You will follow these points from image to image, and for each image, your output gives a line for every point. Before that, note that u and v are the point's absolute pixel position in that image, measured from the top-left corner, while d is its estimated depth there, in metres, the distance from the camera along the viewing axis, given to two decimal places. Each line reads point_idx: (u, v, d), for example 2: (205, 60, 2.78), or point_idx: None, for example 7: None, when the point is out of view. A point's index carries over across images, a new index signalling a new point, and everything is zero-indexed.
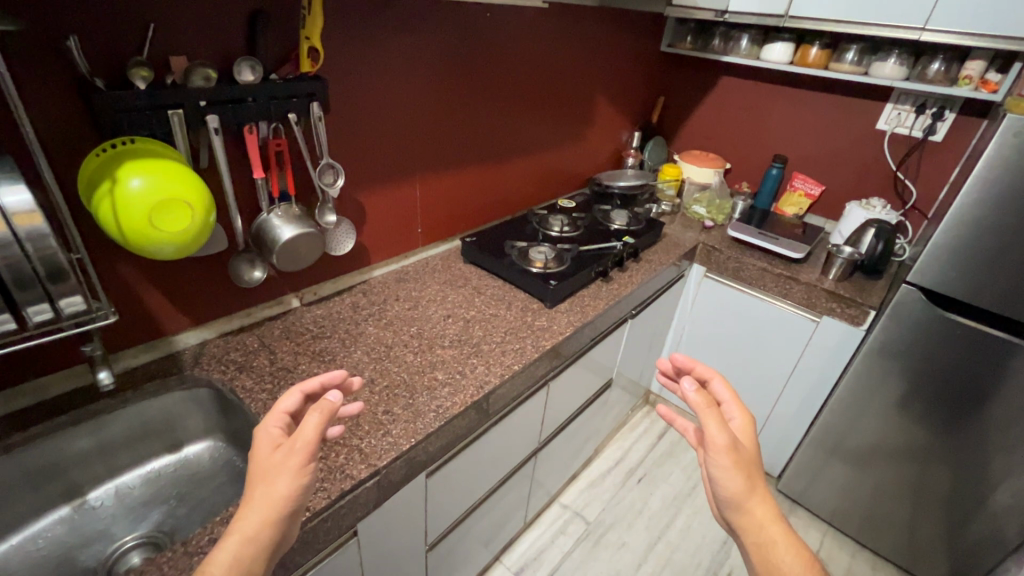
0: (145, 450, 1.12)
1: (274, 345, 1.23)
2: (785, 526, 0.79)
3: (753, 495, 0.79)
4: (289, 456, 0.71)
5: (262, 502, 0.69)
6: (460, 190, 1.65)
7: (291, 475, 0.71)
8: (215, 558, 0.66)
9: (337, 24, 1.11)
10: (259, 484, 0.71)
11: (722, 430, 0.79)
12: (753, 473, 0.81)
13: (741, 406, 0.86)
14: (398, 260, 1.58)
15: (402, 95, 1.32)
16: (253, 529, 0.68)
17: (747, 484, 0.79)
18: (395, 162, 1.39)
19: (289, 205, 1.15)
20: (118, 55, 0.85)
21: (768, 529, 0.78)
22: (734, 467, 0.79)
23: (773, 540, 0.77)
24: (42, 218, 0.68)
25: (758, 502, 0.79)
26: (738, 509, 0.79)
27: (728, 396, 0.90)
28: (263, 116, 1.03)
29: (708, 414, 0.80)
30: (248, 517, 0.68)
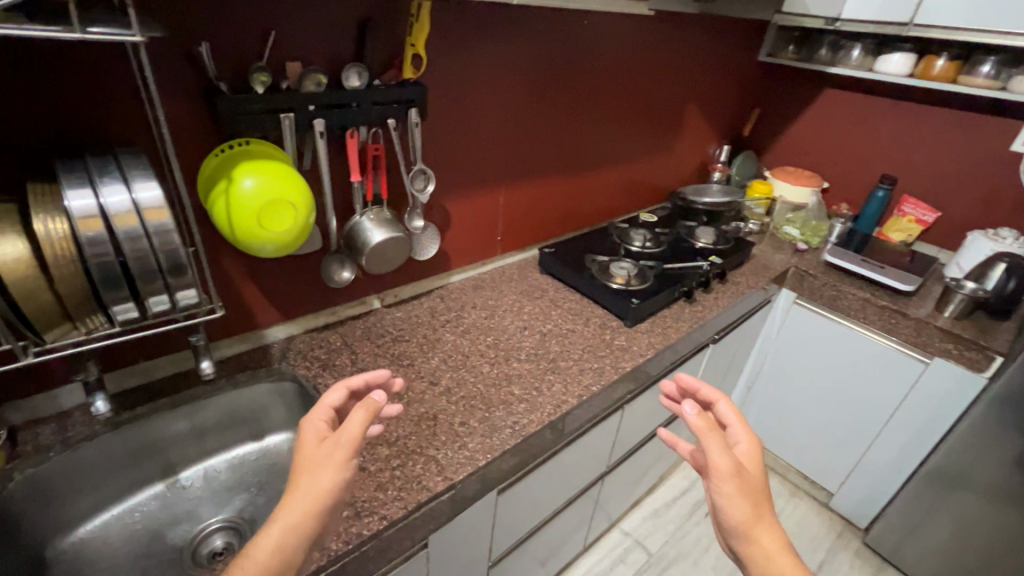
0: (232, 436, 1.17)
1: (355, 345, 1.25)
2: (798, 561, 0.69)
3: (762, 522, 0.71)
4: (335, 449, 0.72)
5: (308, 492, 0.69)
6: (542, 200, 1.62)
7: (335, 468, 0.71)
8: (261, 542, 0.66)
9: (441, 30, 1.11)
10: (305, 475, 0.71)
11: (726, 453, 0.72)
12: (761, 502, 0.72)
13: (749, 431, 0.79)
14: (476, 267, 1.57)
15: (495, 103, 1.31)
16: (297, 519, 0.68)
17: (756, 512, 0.71)
18: (482, 169, 1.38)
19: (381, 208, 1.16)
20: (242, 60, 0.89)
21: (777, 561, 0.68)
22: (740, 494, 0.71)
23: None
24: (168, 214, 0.71)
25: (767, 532, 0.70)
26: (745, 539, 0.71)
27: (735, 420, 0.83)
28: (365, 121, 1.04)
29: (709, 436, 0.73)
30: (291, 504, 0.69)
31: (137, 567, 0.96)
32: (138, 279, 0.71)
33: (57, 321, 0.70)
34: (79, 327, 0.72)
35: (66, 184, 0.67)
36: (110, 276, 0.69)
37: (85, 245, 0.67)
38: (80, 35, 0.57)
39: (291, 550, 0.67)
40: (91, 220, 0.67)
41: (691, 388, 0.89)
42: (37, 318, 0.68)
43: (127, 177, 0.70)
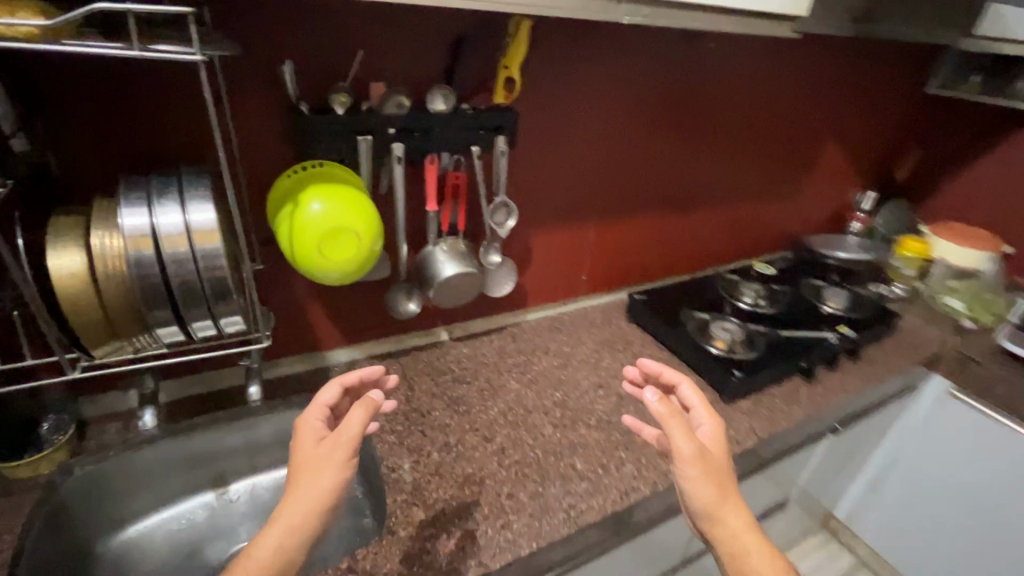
0: (283, 455, 1.13)
1: (414, 380, 1.17)
2: (757, 529, 0.74)
3: (726, 504, 0.73)
4: (334, 450, 0.73)
5: (308, 494, 0.70)
6: (638, 240, 1.44)
7: (334, 467, 0.71)
8: (263, 543, 0.67)
9: (540, 51, 1.01)
10: (306, 475, 0.71)
11: (690, 439, 0.73)
12: (724, 479, 0.75)
13: (712, 413, 0.81)
14: (555, 306, 1.43)
15: (594, 132, 1.17)
16: (298, 520, 0.68)
17: (721, 493, 0.74)
18: (572, 203, 1.25)
19: (456, 240, 1.07)
20: (324, 79, 0.85)
21: (743, 539, 0.72)
22: (704, 478, 0.73)
23: (748, 551, 0.72)
24: (219, 237, 0.67)
25: (732, 512, 0.73)
26: (712, 521, 0.74)
27: (697, 401, 0.84)
28: (446, 146, 0.96)
29: (673, 422, 0.73)
30: (292, 504, 0.69)
31: None
32: (184, 304, 0.68)
33: (105, 338, 0.68)
34: (126, 345, 0.70)
35: (123, 201, 0.65)
36: (157, 298, 0.66)
37: (135, 265, 0.64)
38: (139, 54, 0.53)
39: (292, 552, 0.68)
40: (141, 241, 0.64)
41: (654, 373, 0.89)
42: (85, 333, 0.66)
43: (183, 198, 0.67)
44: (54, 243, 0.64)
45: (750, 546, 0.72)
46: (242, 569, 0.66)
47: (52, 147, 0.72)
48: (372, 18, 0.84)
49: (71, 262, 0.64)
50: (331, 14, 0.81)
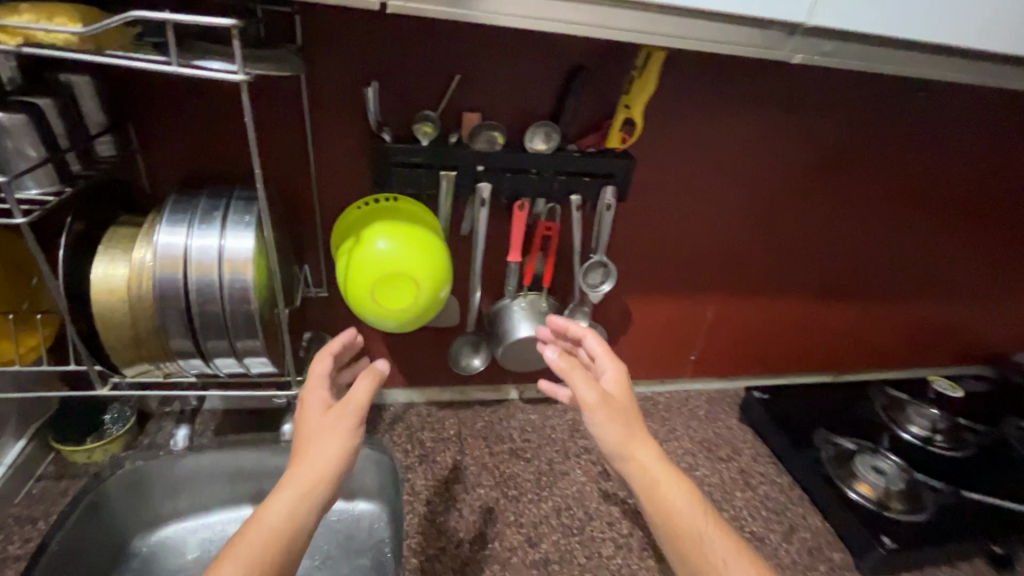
0: None
1: (467, 441, 1.03)
2: (670, 464, 0.68)
3: (634, 439, 0.68)
4: (340, 418, 0.66)
5: (315, 461, 0.62)
6: (769, 324, 1.17)
7: (346, 434, 0.65)
8: (267, 519, 0.58)
9: (678, 90, 0.81)
10: (312, 446, 0.63)
11: (591, 385, 0.68)
12: (633, 418, 0.70)
13: (612, 356, 0.74)
14: (650, 383, 1.21)
15: (732, 192, 0.95)
16: (308, 486, 0.60)
17: (627, 432, 0.68)
18: (690, 271, 1.03)
19: (538, 297, 0.92)
20: (415, 106, 0.76)
21: (654, 470, 0.66)
22: (608, 418, 0.68)
23: (659, 481, 0.66)
24: (251, 269, 0.60)
25: (641, 445, 0.68)
26: (623, 460, 0.67)
27: (598, 346, 0.76)
28: (542, 192, 0.82)
29: (573, 369, 0.69)
30: (299, 475, 0.61)
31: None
32: (208, 336, 0.62)
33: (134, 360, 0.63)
34: (155, 371, 0.66)
35: (166, 219, 0.61)
36: (180, 326, 0.61)
37: (162, 288, 0.59)
38: (176, 71, 0.46)
39: (302, 527, 0.59)
40: (171, 263, 0.59)
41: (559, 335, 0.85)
42: (115, 351, 0.62)
43: (224, 222, 0.61)
44: (103, 255, 0.62)
45: (667, 486, 0.66)
46: (247, 536, 0.56)
47: (146, 152, 0.72)
48: (478, 41, 0.73)
49: (111, 277, 0.61)
50: (433, 35, 0.71)
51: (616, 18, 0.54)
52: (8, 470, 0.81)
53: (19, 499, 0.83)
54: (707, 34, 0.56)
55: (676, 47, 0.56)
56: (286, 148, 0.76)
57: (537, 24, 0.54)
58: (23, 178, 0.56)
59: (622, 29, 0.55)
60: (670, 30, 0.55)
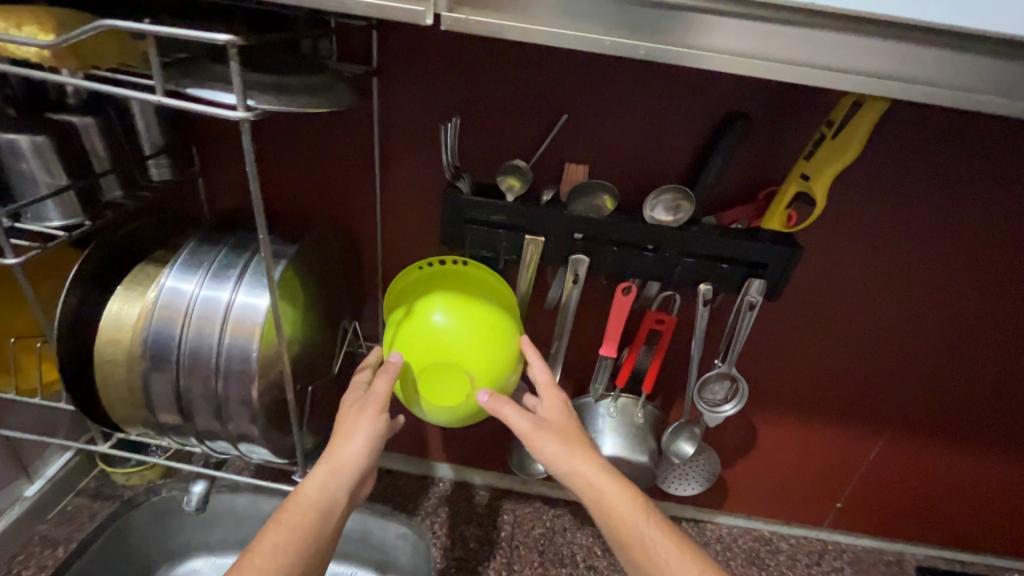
0: (355, 553, 0.88)
1: (519, 553, 0.84)
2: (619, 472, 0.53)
3: (575, 448, 0.53)
4: (359, 408, 0.53)
5: (334, 454, 0.51)
6: (961, 482, 0.83)
7: (375, 411, 0.52)
8: (301, 493, 0.50)
9: (889, 157, 0.55)
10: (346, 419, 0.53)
11: (522, 412, 0.53)
12: (576, 432, 0.55)
13: (553, 377, 0.57)
14: (770, 522, 0.91)
15: (946, 306, 0.65)
16: (337, 470, 0.51)
17: (568, 442, 0.53)
18: (854, 399, 0.74)
19: (634, 403, 0.70)
20: (506, 151, 0.59)
21: (598, 477, 0.52)
22: (547, 433, 0.53)
23: (603, 489, 0.52)
24: (258, 337, 0.47)
25: (583, 452, 0.53)
26: (566, 477, 0.52)
27: (540, 368, 0.59)
28: (658, 277, 0.60)
29: (503, 403, 0.54)
30: (332, 451, 0.51)
31: None
32: (199, 416, 0.50)
33: (130, 422, 0.53)
34: (154, 436, 0.55)
35: (176, 264, 0.49)
36: (168, 400, 0.49)
37: (153, 349, 0.48)
38: (157, 102, 0.34)
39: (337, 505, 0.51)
40: (169, 319, 0.48)
41: None
42: (111, 408, 0.52)
43: (240, 279, 0.49)
44: (118, 294, 0.52)
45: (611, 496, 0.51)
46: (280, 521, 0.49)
47: (205, 176, 0.64)
48: (600, 74, 0.54)
49: (119, 324, 0.51)
50: (541, 63, 0.54)
51: (829, 54, 0.37)
52: (45, 484, 0.78)
53: (53, 515, 0.80)
54: (966, 79, 0.37)
55: (925, 100, 0.37)
56: (351, 186, 0.63)
57: (709, 60, 0.37)
58: (42, 205, 0.48)
59: (834, 69, 0.37)
60: (909, 74, 0.37)
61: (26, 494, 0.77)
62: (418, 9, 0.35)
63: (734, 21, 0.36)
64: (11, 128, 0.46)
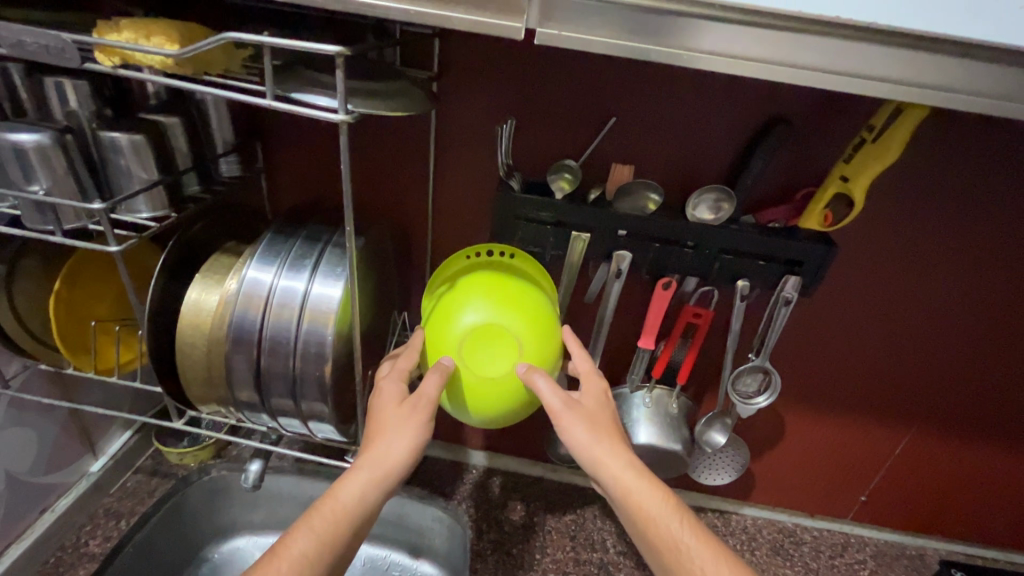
0: (390, 535, 0.92)
1: (551, 537, 0.88)
2: (648, 468, 0.54)
3: (604, 442, 0.53)
4: (405, 417, 0.53)
5: (375, 462, 0.51)
6: (984, 479, 0.84)
7: (427, 415, 0.53)
8: (337, 498, 0.50)
9: (925, 162, 0.58)
10: (387, 424, 0.53)
11: (556, 387, 0.54)
12: (607, 425, 0.55)
13: (593, 366, 0.58)
14: (793, 513, 0.93)
15: (977, 305, 0.67)
16: (378, 478, 0.51)
17: (596, 435, 0.54)
18: (883, 395, 0.77)
19: (669, 394, 0.73)
20: (555, 152, 0.63)
21: (626, 475, 0.52)
22: (578, 423, 0.53)
23: (631, 488, 0.52)
24: (332, 322, 0.51)
25: (612, 446, 0.53)
26: (593, 469, 0.53)
27: (581, 361, 0.60)
28: (698, 272, 0.64)
29: (537, 372, 0.55)
30: (371, 458, 0.51)
31: None
32: (274, 394, 0.54)
33: (205, 400, 0.58)
34: (226, 413, 0.60)
35: (257, 253, 0.54)
36: (247, 379, 0.54)
37: (235, 329, 0.52)
38: (269, 105, 0.39)
39: (369, 512, 0.51)
40: (250, 302, 0.52)
41: None
42: (188, 386, 0.57)
43: (315, 269, 0.53)
44: (197, 282, 0.56)
45: (640, 494, 0.52)
46: (316, 519, 0.50)
47: (268, 173, 0.68)
48: (647, 79, 0.57)
49: (198, 309, 0.55)
50: (592, 70, 0.57)
51: (888, 66, 0.39)
52: (108, 460, 0.84)
53: (115, 490, 0.85)
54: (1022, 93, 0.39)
55: (981, 111, 0.39)
56: (406, 184, 0.67)
57: (773, 71, 0.39)
58: (134, 199, 0.52)
59: (891, 80, 0.39)
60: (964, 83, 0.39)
61: (92, 469, 0.82)
62: (518, 26, 0.38)
63: (734, 27, 0.38)
64: (114, 127, 0.50)
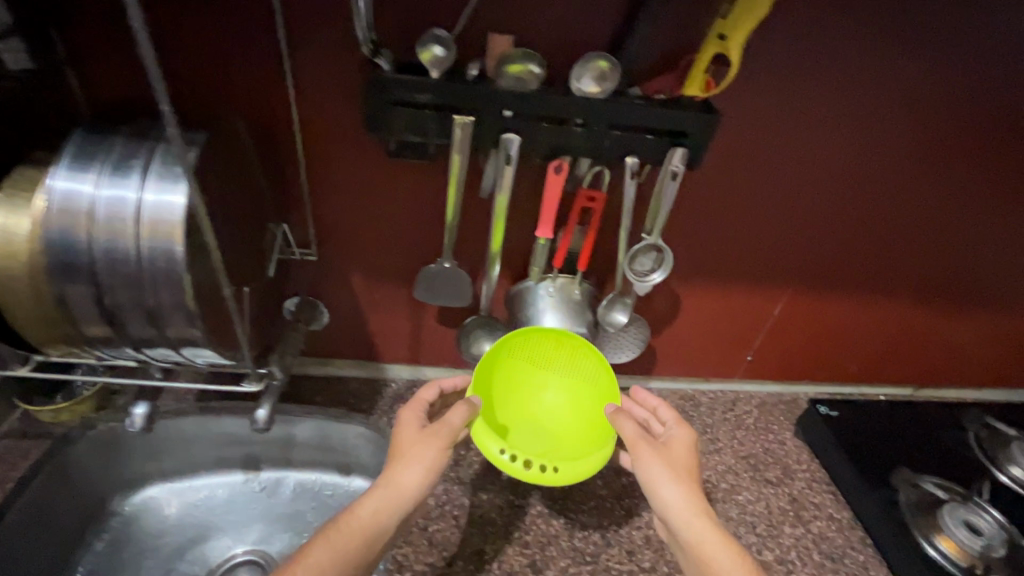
0: (321, 459, 0.98)
1: None
2: (714, 516, 0.60)
3: (684, 491, 0.61)
4: (428, 442, 0.62)
5: (394, 483, 0.59)
6: (850, 326, 0.96)
7: (443, 442, 0.62)
8: (356, 515, 0.57)
9: (791, 17, 0.58)
10: (410, 450, 0.62)
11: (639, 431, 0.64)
12: (687, 475, 0.63)
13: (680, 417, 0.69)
14: (692, 380, 1.03)
15: (839, 161, 0.72)
16: (394, 495, 0.59)
17: (677, 485, 0.61)
18: (763, 259, 0.83)
19: (572, 281, 0.75)
20: (421, 23, 0.56)
21: (695, 521, 0.59)
22: (662, 471, 0.62)
23: (701, 535, 0.59)
24: (179, 233, 0.44)
25: (688, 494, 0.61)
26: (667, 511, 0.61)
27: (667, 412, 0.73)
28: (589, 151, 0.62)
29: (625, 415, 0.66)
30: (388, 482, 0.60)
31: (168, 566, 0.88)
32: (133, 324, 0.48)
33: (50, 344, 0.50)
34: (83, 354, 0.53)
35: (67, 161, 0.44)
36: (91, 312, 0.47)
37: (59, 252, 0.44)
38: None
39: (386, 527, 0.59)
40: (71, 219, 0.44)
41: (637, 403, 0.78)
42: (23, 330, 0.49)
43: (146, 173, 0.45)
44: None
45: (710, 540, 0.59)
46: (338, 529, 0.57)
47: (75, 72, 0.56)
48: None
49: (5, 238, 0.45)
50: None
51: None
52: None
53: None
54: None
55: None
56: (257, 72, 0.58)
57: None
58: None
59: None
60: None
61: None
62: None
63: None
64: None
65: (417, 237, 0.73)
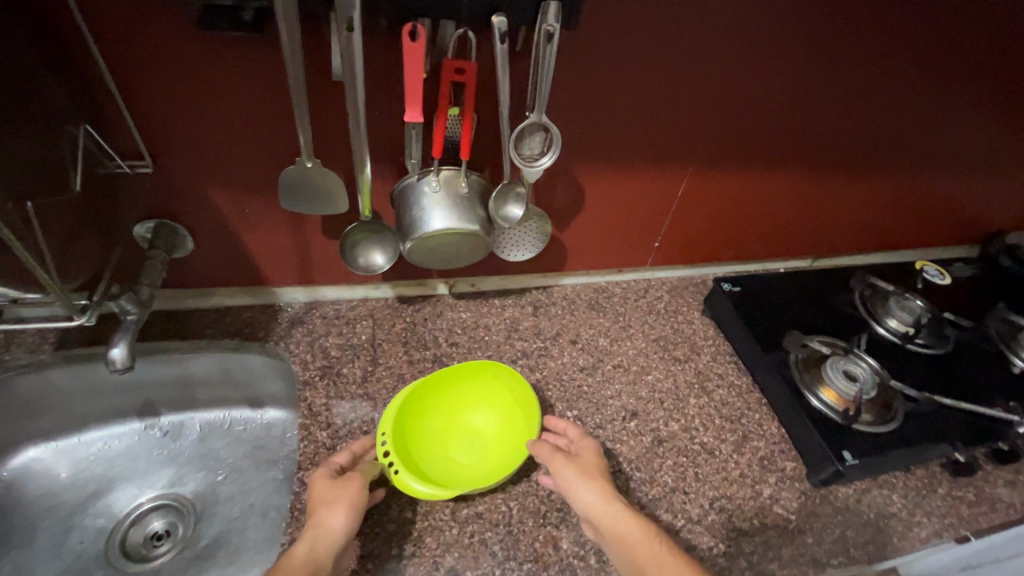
0: (227, 396, 0.90)
1: (382, 350, 0.86)
2: (628, 504, 0.66)
3: (599, 483, 0.68)
4: (347, 486, 0.64)
5: (319, 528, 0.60)
6: (751, 203, 0.96)
7: (360, 484, 0.65)
8: (292, 554, 0.57)
9: None
10: (326, 499, 0.63)
11: (547, 449, 0.71)
12: (600, 477, 0.69)
13: (584, 432, 0.75)
14: (605, 273, 1.03)
15: (728, 19, 0.67)
16: (325, 536, 0.60)
17: (594, 481, 0.68)
18: (661, 137, 0.79)
19: (457, 174, 0.68)
20: None
21: (608, 506, 0.65)
22: (578, 475, 0.68)
23: (615, 519, 0.64)
24: None
25: (599, 486, 0.67)
26: (588, 508, 0.66)
27: (571, 428, 0.77)
28: (444, 11, 0.54)
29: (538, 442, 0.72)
30: (315, 526, 0.60)
31: (65, 524, 0.81)
32: None
33: None
34: None
35: None
36: None
37: None
38: None
39: (326, 563, 0.58)
40: None
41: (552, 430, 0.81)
42: None
43: None
44: None
45: (624, 527, 0.64)
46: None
47: None
48: None
49: None
50: None
51: None
52: None
53: None
54: None
55: None
56: None
57: None
58: None
59: None
60: None
61: None
62: None
63: None
64: None
65: (271, 135, 0.63)
